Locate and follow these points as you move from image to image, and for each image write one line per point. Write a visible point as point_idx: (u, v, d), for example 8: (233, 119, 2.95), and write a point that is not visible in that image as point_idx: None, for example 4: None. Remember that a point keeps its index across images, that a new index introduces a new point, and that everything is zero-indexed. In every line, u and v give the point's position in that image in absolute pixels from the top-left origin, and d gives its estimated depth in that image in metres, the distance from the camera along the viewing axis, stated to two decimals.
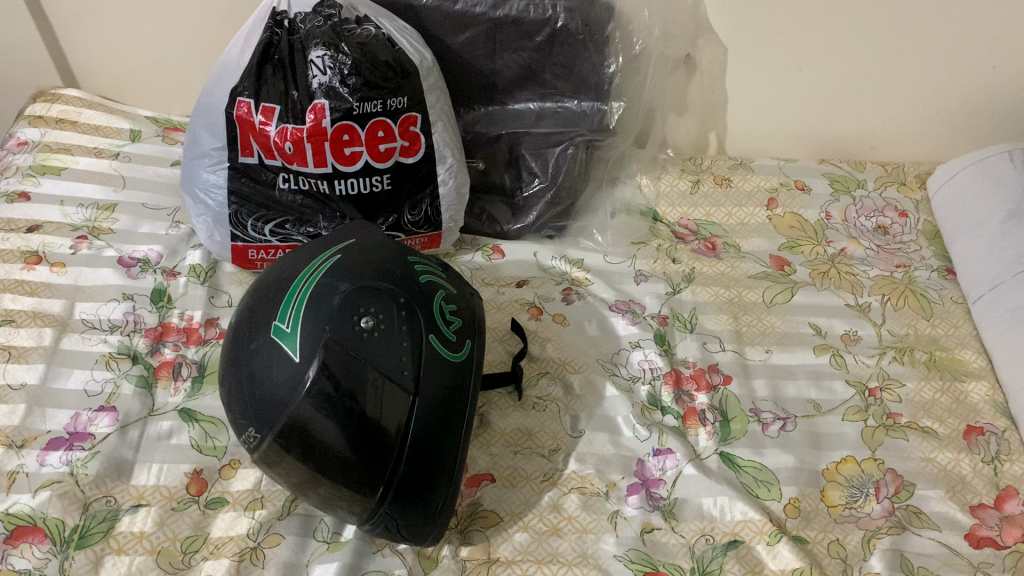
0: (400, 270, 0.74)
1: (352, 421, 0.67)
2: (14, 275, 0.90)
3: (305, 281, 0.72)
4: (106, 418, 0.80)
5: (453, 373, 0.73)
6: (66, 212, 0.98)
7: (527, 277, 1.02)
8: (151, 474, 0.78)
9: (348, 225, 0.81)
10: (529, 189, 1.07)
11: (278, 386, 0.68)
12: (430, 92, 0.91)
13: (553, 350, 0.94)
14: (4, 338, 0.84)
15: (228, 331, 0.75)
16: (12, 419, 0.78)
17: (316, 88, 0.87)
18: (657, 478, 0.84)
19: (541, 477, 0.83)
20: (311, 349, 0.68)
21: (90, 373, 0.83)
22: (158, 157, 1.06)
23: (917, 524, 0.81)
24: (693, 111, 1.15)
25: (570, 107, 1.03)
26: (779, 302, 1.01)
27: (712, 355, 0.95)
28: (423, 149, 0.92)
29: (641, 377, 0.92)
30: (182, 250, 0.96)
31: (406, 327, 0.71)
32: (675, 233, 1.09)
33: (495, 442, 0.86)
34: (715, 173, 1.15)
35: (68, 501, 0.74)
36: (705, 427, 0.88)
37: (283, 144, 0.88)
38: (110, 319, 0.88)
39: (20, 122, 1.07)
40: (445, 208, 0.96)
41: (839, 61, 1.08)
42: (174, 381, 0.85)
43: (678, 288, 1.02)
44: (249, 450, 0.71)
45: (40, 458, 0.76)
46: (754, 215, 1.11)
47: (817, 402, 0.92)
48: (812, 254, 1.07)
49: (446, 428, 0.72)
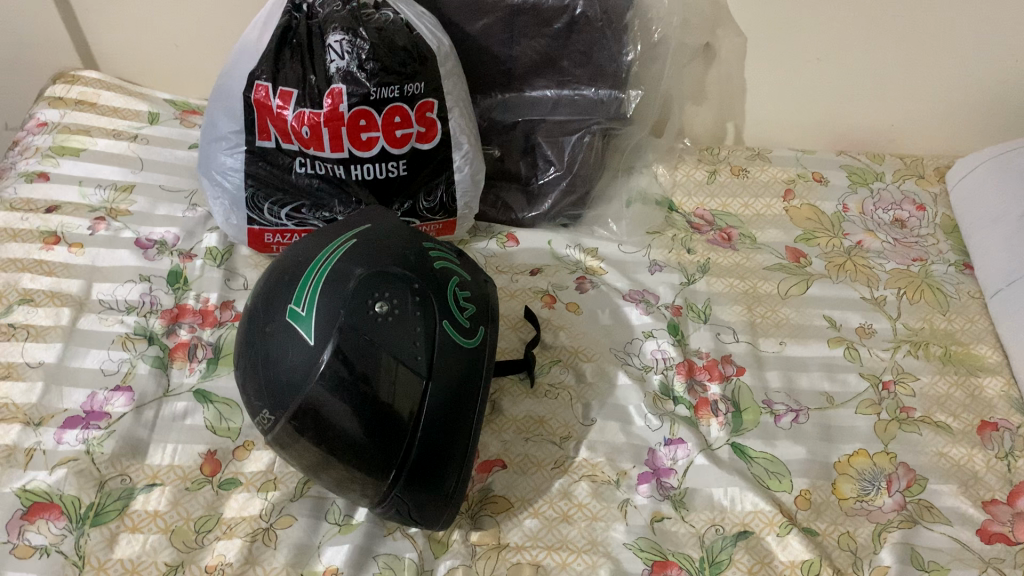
0: (415, 255, 0.74)
1: (365, 405, 0.68)
2: (33, 255, 0.91)
3: (321, 265, 0.72)
4: (122, 398, 0.81)
5: (466, 359, 0.73)
6: (85, 193, 0.98)
7: (541, 265, 1.02)
8: (166, 454, 0.79)
9: (364, 210, 0.82)
10: (544, 176, 1.07)
11: (292, 368, 0.69)
12: (448, 78, 0.91)
13: (566, 338, 0.94)
14: (23, 317, 0.85)
15: (243, 314, 0.75)
16: (30, 396, 0.79)
17: (334, 73, 0.87)
18: (668, 467, 0.84)
19: (553, 464, 0.84)
20: (327, 333, 0.68)
21: (106, 353, 0.84)
22: (176, 139, 1.07)
23: (928, 518, 0.81)
24: (711, 100, 1.14)
25: (588, 94, 1.02)
26: (793, 294, 1.01)
27: (726, 346, 0.95)
28: (439, 135, 0.92)
29: (653, 367, 0.92)
30: (199, 232, 0.97)
31: (420, 313, 0.71)
32: (691, 223, 1.09)
33: (507, 428, 0.86)
34: (732, 163, 1.15)
35: (84, 478, 0.75)
36: (717, 418, 0.88)
37: (300, 128, 0.88)
38: (127, 300, 0.89)
39: (41, 103, 1.08)
40: (460, 194, 0.96)
41: (859, 52, 1.07)
42: (190, 362, 0.85)
43: (693, 279, 1.02)
44: (263, 432, 0.72)
45: (57, 436, 0.77)
46: (771, 206, 1.10)
47: (831, 395, 0.91)
48: (828, 246, 1.07)
49: (460, 413, 0.73)
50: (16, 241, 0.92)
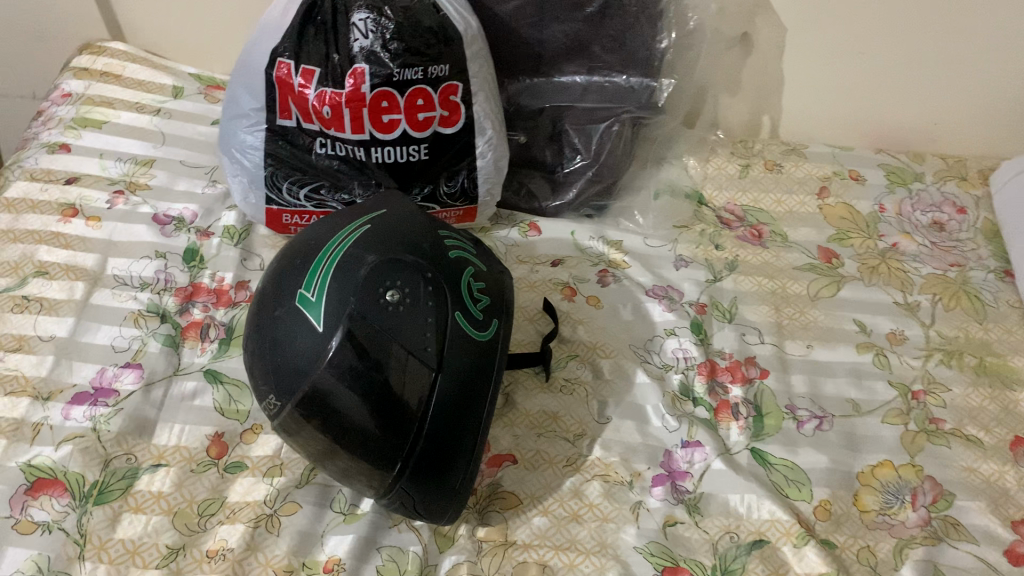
0: (429, 243, 0.72)
1: (372, 395, 0.66)
2: (50, 227, 0.90)
3: (332, 250, 0.70)
4: (132, 375, 0.80)
5: (478, 352, 0.71)
6: (105, 166, 0.97)
7: (563, 256, 1.00)
8: (173, 434, 0.78)
9: (380, 196, 0.80)
10: (570, 165, 1.04)
11: (300, 354, 0.67)
12: (474, 61, 0.89)
13: (585, 333, 0.92)
14: (37, 290, 0.85)
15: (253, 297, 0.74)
16: (40, 370, 0.79)
17: (358, 52, 0.85)
18: (684, 471, 0.82)
19: (565, 462, 0.82)
20: (336, 320, 0.67)
21: (118, 329, 0.83)
22: (199, 115, 1.05)
23: (953, 535, 0.78)
24: (746, 92, 1.10)
25: (619, 82, 0.99)
26: (823, 296, 0.98)
27: (750, 347, 0.92)
28: (462, 120, 0.90)
29: (674, 366, 0.90)
30: (217, 210, 0.96)
31: (432, 303, 0.69)
32: (721, 218, 1.06)
33: (519, 423, 0.84)
34: (766, 157, 1.11)
35: (89, 456, 0.74)
36: (737, 421, 0.86)
37: (322, 108, 0.86)
38: (141, 276, 0.88)
39: (66, 73, 1.07)
40: (482, 180, 0.94)
41: (904, 46, 1.03)
42: (201, 342, 0.84)
43: (719, 276, 0.99)
44: (269, 417, 0.70)
45: (64, 411, 0.77)
46: (804, 204, 1.07)
47: (857, 402, 0.88)
48: (861, 247, 1.03)
49: (469, 405, 0.71)
50: (34, 212, 0.92)
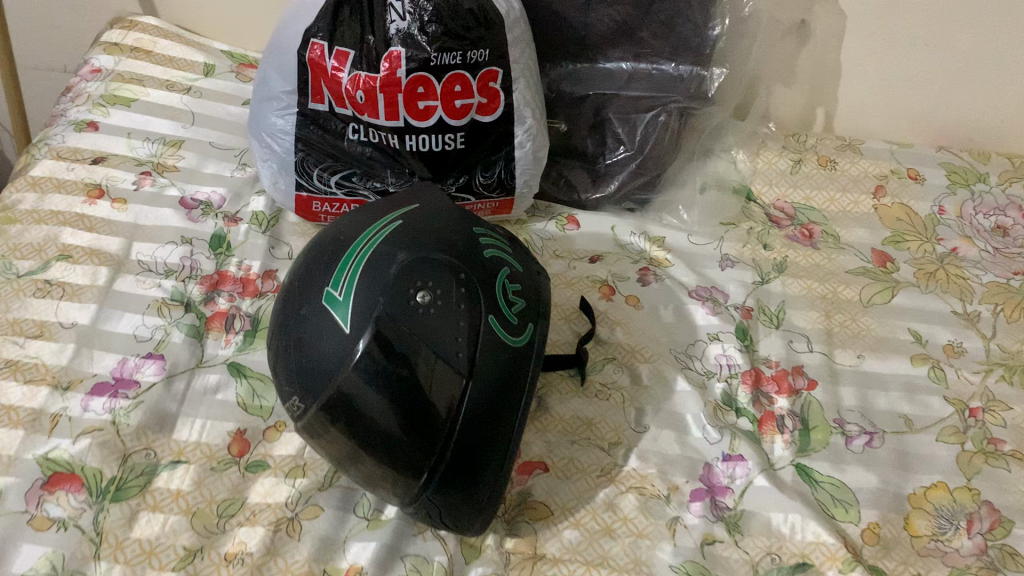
0: (464, 240, 0.68)
1: (399, 401, 0.63)
2: (75, 209, 0.88)
3: (362, 246, 0.67)
4: (154, 367, 0.78)
5: (511, 357, 0.68)
6: (133, 146, 0.95)
7: (602, 251, 0.95)
8: (194, 430, 0.75)
9: (414, 187, 0.76)
10: (612, 156, 0.99)
11: (326, 355, 0.64)
12: (515, 46, 0.84)
13: (624, 335, 0.88)
14: (60, 274, 0.82)
15: (279, 292, 0.71)
16: (60, 359, 0.77)
17: (394, 35, 0.81)
18: (724, 486, 0.78)
19: (599, 472, 0.78)
20: (364, 320, 0.63)
21: (141, 318, 0.80)
22: (230, 94, 1.02)
23: (1011, 567, 0.73)
24: (801, 82, 1.05)
25: (667, 70, 0.95)
26: (876, 303, 0.93)
27: (797, 356, 0.87)
28: (501, 107, 0.86)
29: (716, 374, 0.85)
30: (246, 195, 0.92)
31: (465, 306, 0.65)
32: (769, 215, 1.01)
33: (552, 429, 0.81)
34: (819, 152, 1.05)
35: (108, 450, 0.72)
36: (782, 435, 0.82)
37: (355, 93, 0.83)
38: (167, 263, 0.85)
39: (96, 48, 1.04)
40: (520, 172, 0.89)
41: (973, 37, 0.97)
42: (226, 333, 0.81)
43: (766, 278, 0.94)
44: (292, 418, 0.67)
45: (84, 402, 0.74)
46: (858, 203, 1.01)
47: (910, 418, 0.83)
48: (918, 251, 0.98)
49: (501, 413, 0.67)
50: (60, 192, 0.89)
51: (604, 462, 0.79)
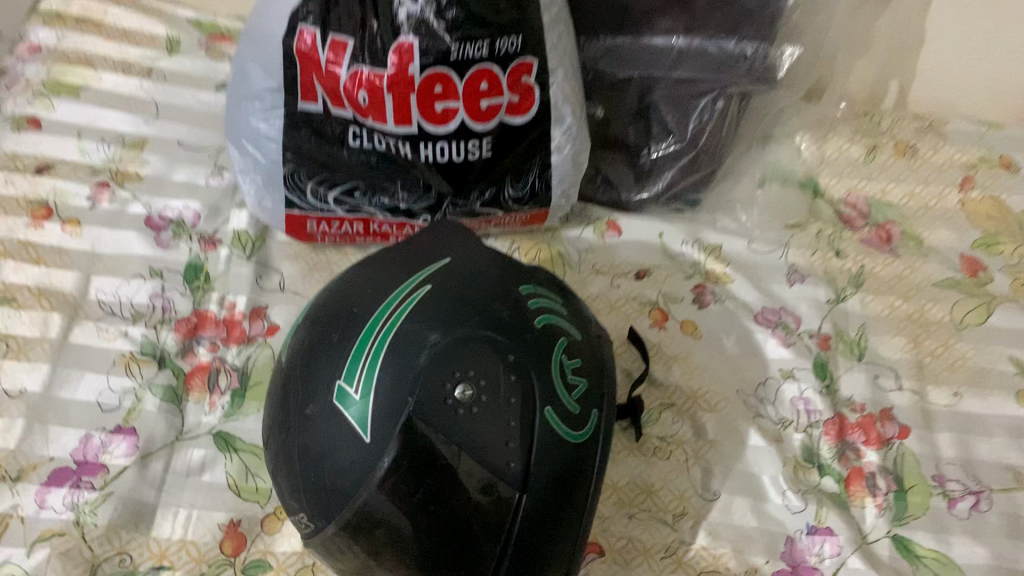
0: (508, 308, 0.54)
1: (438, 528, 0.49)
2: (17, 234, 0.72)
3: (382, 322, 0.52)
4: (124, 444, 0.64)
5: (575, 455, 0.53)
6: (85, 148, 0.78)
7: (650, 265, 0.81)
8: (177, 524, 0.62)
9: (438, 227, 0.61)
10: (659, 148, 0.82)
11: (342, 468, 0.50)
12: (553, 29, 0.68)
13: (683, 374, 0.74)
14: (2, 325, 0.67)
15: (279, 371, 0.57)
16: (8, 440, 0.62)
17: (403, 20, 0.64)
18: (812, 566, 0.66)
19: (663, 554, 0.66)
20: (388, 427, 0.49)
21: (105, 380, 0.66)
22: (200, 76, 0.85)
23: None
24: (878, 53, 0.89)
25: (728, 47, 0.76)
26: (971, 324, 0.80)
27: (885, 395, 0.75)
28: (536, 107, 0.70)
29: (794, 422, 0.73)
30: (225, 209, 0.77)
31: (516, 399, 0.51)
32: (841, 214, 0.86)
33: (604, 500, 0.69)
34: (897, 136, 0.90)
35: (71, 562, 0.58)
36: (874, 498, 0.70)
37: (357, 93, 0.66)
38: (133, 304, 0.70)
39: (34, 20, 0.86)
40: (557, 181, 0.74)
41: None
42: (209, 394, 0.67)
43: (843, 295, 0.81)
44: (303, 533, 0.54)
45: (39, 498, 0.61)
46: (943, 198, 0.87)
47: (1019, 471, 0.72)
48: (1014, 257, 0.83)
49: (563, 526, 0.53)
50: None
51: (669, 544, 0.67)
